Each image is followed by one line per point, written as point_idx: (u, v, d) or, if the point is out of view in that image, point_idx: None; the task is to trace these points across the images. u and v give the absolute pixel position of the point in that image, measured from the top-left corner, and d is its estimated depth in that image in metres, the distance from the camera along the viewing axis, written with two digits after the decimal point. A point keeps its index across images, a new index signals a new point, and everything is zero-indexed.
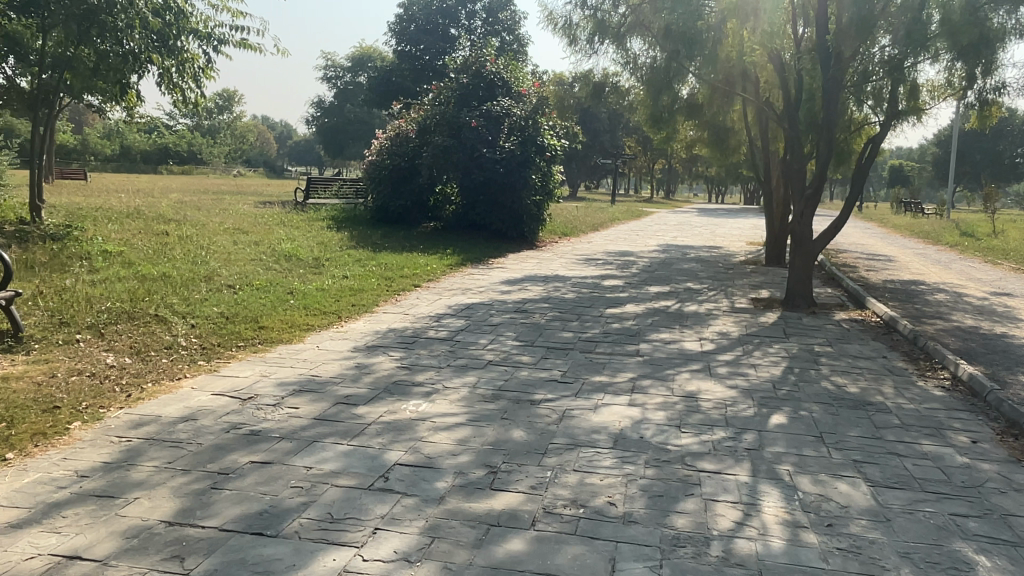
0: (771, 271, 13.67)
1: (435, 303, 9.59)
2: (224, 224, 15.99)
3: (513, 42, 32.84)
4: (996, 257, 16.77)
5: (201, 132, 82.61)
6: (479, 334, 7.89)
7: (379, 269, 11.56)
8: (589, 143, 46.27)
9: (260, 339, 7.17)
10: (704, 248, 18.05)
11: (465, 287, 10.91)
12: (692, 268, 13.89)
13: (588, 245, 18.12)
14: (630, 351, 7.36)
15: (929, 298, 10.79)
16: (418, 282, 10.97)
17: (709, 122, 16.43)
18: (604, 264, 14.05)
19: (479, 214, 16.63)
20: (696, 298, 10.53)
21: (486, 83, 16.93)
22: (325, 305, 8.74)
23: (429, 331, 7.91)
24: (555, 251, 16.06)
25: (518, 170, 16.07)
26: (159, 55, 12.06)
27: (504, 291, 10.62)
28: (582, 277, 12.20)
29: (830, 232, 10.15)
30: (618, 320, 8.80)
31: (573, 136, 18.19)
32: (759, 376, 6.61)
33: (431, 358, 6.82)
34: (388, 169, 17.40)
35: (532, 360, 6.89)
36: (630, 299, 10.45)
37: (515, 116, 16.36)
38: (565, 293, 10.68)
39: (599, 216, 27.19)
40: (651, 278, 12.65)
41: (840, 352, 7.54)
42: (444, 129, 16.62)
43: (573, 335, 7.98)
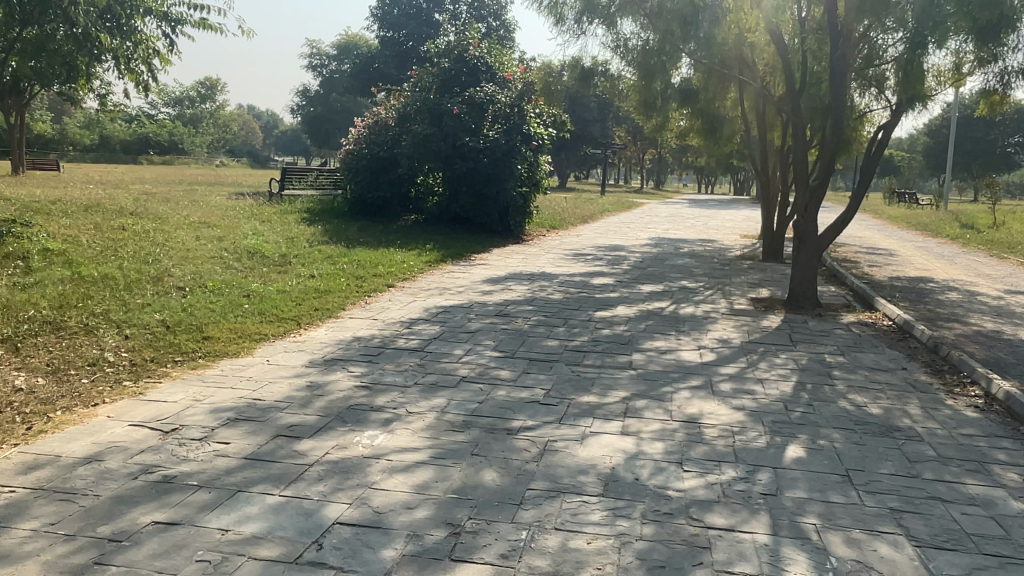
0: (770, 267, 12.88)
1: (407, 306, 8.74)
2: (191, 217, 15.09)
3: (500, 28, 31.80)
4: (1002, 251, 16.05)
5: (183, 122, 81.09)
6: (453, 343, 7.06)
7: (350, 266, 10.72)
8: (579, 132, 45.36)
9: (201, 353, 6.35)
10: (698, 241, 17.24)
11: (443, 286, 10.05)
12: (686, 265, 13.11)
13: (577, 238, 17.28)
14: (623, 363, 6.55)
15: (942, 298, 10.03)
16: (392, 281, 10.13)
17: (703, 110, 15.59)
18: (594, 260, 13.24)
19: (462, 207, 15.73)
20: (693, 299, 9.73)
21: (469, 68, 16.04)
22: (283, 310, 7.91)
23: (398, 340, 7.07)
24: (542, 246, 15.23)
25: (504, 160, 15.21)
26: (110, 35, 10.94)
27: (485, 291, 9.78)
28: (570, 275, 11.37)
29: (836, 227, 9.36)
30: (608, 326, 7.99)
31: (561, 125, 17.29)
32: (768, 394, 5.82)
33: (395, 374, 5.98)
34: (366, 159, 16.46)
35: (511, 376, 6.07)
36: (621, 300, 9.63)
37: (500, 102, 15.49)
38: (552, 293, 9.85)
39: (588, 208, 26.36)
40: (643, 275, 11.84)
41: (856, 363, 6.76)
42: (425, 117, 15.76)
43: (559, 344, 7.17)
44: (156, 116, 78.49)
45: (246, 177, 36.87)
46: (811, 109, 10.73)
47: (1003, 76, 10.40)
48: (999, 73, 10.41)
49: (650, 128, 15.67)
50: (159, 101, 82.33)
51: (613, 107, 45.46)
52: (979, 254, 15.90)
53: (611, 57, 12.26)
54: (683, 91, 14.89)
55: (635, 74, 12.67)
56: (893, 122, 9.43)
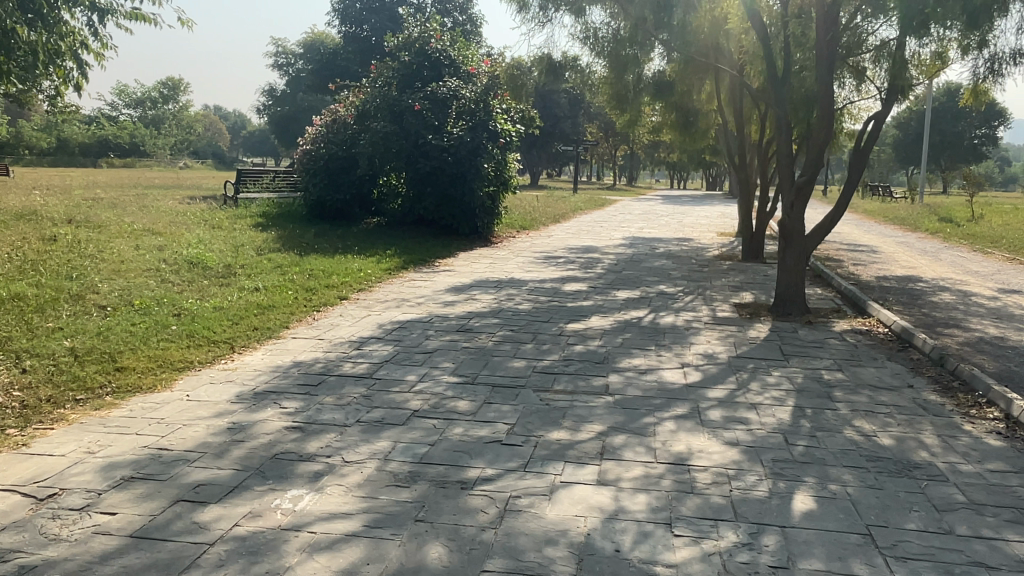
0: (752, 268, 12.20)
1: (359, 322, 7.89)
2: (134, 224, 14.07)
3: (466, 23, 30.92)
4: (986, 245, 15.57)
5: (146, 123, 79.05)
6: (406, 367, 6.23)
7: (301, 277, 9.84)
8: (550, 128, 44.60)
9: (110, 389, 5.49)
10: (674, 241, 16.55)
11: (401, 297, 9.21)
12: (663, 267, 12.39)
13: (549, 239, 16.50)
14: (599, 388, 5.77)
15: (935, 300, 9.42)
16: (346, 292, 9.28)
17: (677, 103, 14.86)
18: (566, 264, 12.48)
19: (426, 209, 14.86)
20: (673, 306, 8.99)
21: (431, 63, 15.19)
22: (216, 331, 7.04)
23: (343, 365, 6.22)
24: (511, 249, 14.45)
25: (469, 159, 14.39)
26: (36, 34, 9.66)
27: (447, 302, 8.96)
28: (540, 282, 10.58)
29: (824, 225, 8.70)
30: (581, 341, 7.22)
31: (529, 121, 16.45)
32: (764, 423, 5.09)
33: (334, 409, 5.15)
34: (324, 159, 15.54)
35: (471, 408, 5.26)
36: (595, 309, 8.87)
37: (464, 98, 14.69)
38: (520, 303, 9.05)
39: (560, 207, 25.60)
40: (618, 280, 11.09)
41: (857, 381, 6.05)
42: (385, 114, 14.78)
43: (527, 365, 6.38)
44: (116, 118, 76.36)
45: (209, 179, 35.59)
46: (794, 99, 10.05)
47: (994, 64, 9.70)
48: (988, 60, 9.72)
49: (622, 123, 14.93)
50: (119, 102, 80.11)
51: (584, 103, 44.87)
52: (963, 249, 15.40)
53: (580, 48, 11.46)
54: (657, 83, 14.17)
55: (608, 66, 11.90)
56: (884, 111, 8.77)
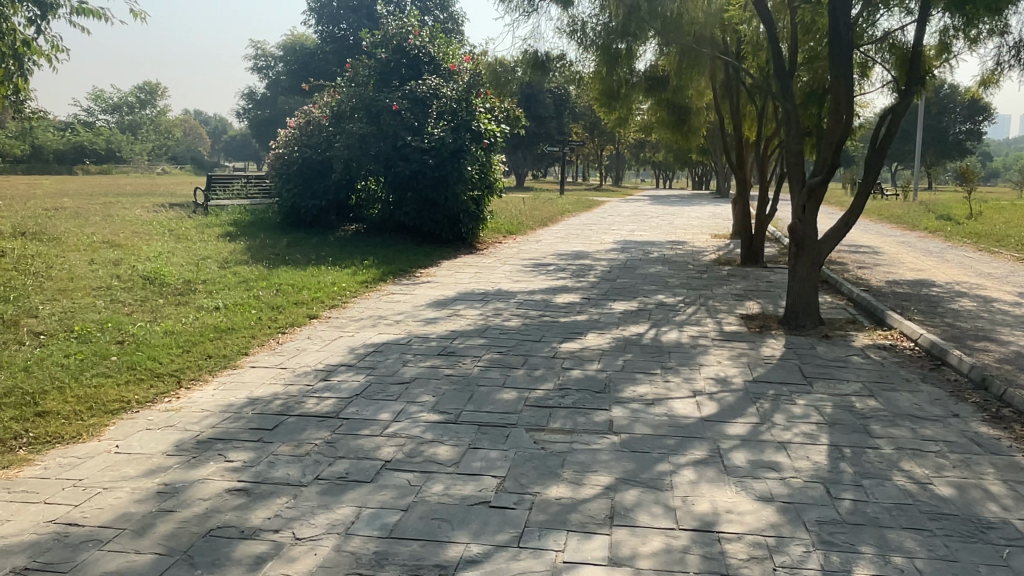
0: (754, 274, 11.48)
1: (329, 346, 7.05)
2: (93, 236, 13.14)
3: (447, 21, 30.11)
4: (992, 244, 14.94)
5: (123, 129, 77.60)
6: (378, 401, 5.41)
7: (268, 292, 9.00)
8: (535, 129, 43.81)
9: (26, 440, 4.64)
10: (668, 244, 15.79)
11: (378, 313, 8.38)
12: (659, 274, 11.64)
13: (537, 245, 15.70)
14: (602, 425, 4.98)
15: (956, 307, 8.73)
16: (316, 309, 8.45)
17: (669, 99, 14.11)
18: (556, 272, 11.70)
19: (406, 215, 14.01)
20: (675, 320, 8.21)
21: (409, 60, 14.37)
22: (164, 361, 6.20)
23: (306, 403, 5.40)
24: (498, 256, 13.67)
25: (451, 161, 13.55)
26: None
27: (427, 319, 8.13)
28: (529, 293, 9.78)
29: (839, 229, 7.95)
30: (578, 364, 6.44)
31: (515, 121, 15.61)
32: (798, 467, 4.33)
33: (290, 462, 4.33)
34: (297, 164, 14.66)
35: (452, 455, 4.45)
36: (590, 324, 8.08)
37: (445, 97, 13.91)
38: (508, 319, 8.24)
39: (546, 209, 24.80)
40: (613, 289, 10.31)
41: (894, 410, 5.31)
42: (363, 115, 13.90)
43: (517, 395, 5.57)
44: (92, 123, 74.88)
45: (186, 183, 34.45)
46: (802, 93, 9.32)
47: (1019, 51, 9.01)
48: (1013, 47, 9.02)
49: (611, 122, 14.16)
50: (95, 107, 78.68)
51: (569, 102, 44.21)
52: (968, 249, 14.76)
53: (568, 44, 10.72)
54: (649, 79, 13.41)
55: (598, 62, 11.14)
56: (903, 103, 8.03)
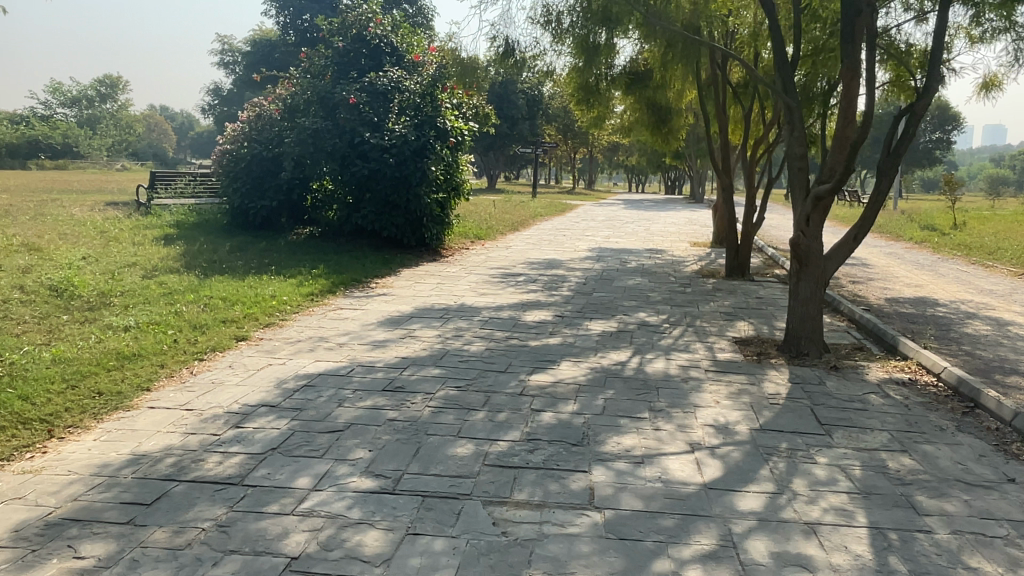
0: (741, 289, 10.54)
1: (253, 377, 5.90)
2: (11, 237, 11.78)
3: (416, 15, 28.96)
4: (984, 257, 14.20)
5: (81, 123, 75.00)
6: (298, 459, 4.28)
7: (193, 308, 7.80)
8: (507, 129, 42.77)
9: None
10: (646, 253, 14.83)
11: (319, 335, 7.23)
12: (639, 287, 10.64)
13: (507, 252, 14.64)
14: (580, 495, 3.90)
15: (971, 332, 7.84)
16: (247, 329, 7.28)
17: (649, 98, 13.12)
18: (526, 284, 10.65)
19: (365, 218, 12.79)
20: (661, 345, 7.18)
21: (370, 49, 13.19)
22: (40, 401, 5.01)
23: (205, 464, 4.26)
24: (464, 264, 12.59)
25: (413, 160, 12.35)
26: None
27: (375, 342, 6.99)
28: (495, 309, 8.69)
29: (846, 244, 6.99)
30: (550, 403, 5.37)
31: (484, 118, 14.46)
32: (837, 566, 3.29)
33: (159, 562, 3.19)
34: (245, 161, 13.39)
35: (383, 547, 3.35)
36: (564, 349, 7.01)
37: (408, 90, 12.78)
38: (470, 341, 7.14)
39: (518, 213, 23.75)
40: (589, 305, 9.27)
41: (938, 473, 4.32)
42: (317, 108, 12.69)
43: (475, 449, 4.48)
44: (49, 117, 72.26)
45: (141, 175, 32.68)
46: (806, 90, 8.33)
47: None
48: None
49: (588, 121, 13.08)
50: (53, 100, 76.03)
51: (542, 103, 43.28)
52: (960, 262, 14.01)
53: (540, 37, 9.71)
54: (627, 76, 12.41)
55: (575, 54, 10.10)
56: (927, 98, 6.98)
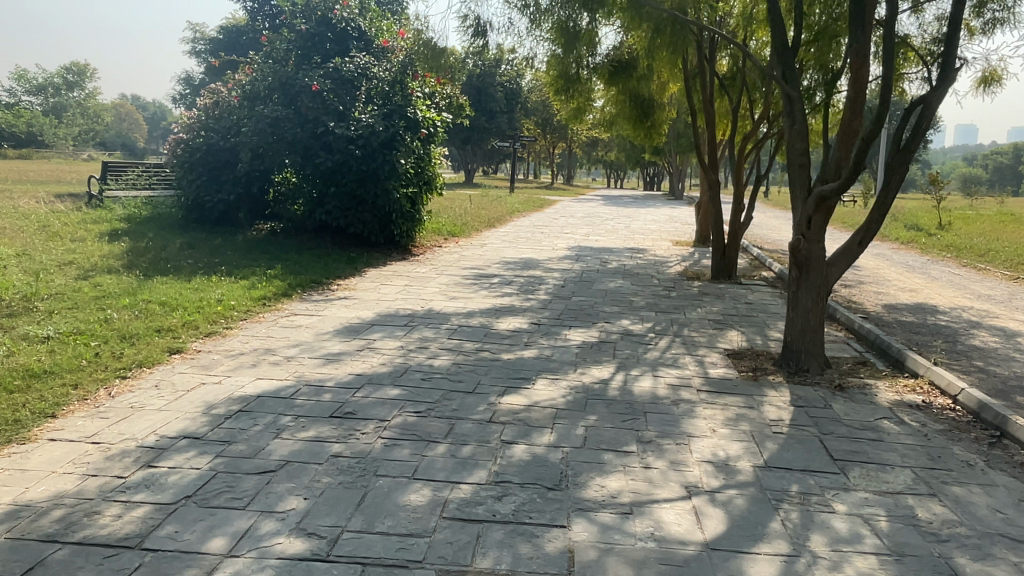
0: (730, 293, 9.91)
1: (180, 400, 5.11)
2: None
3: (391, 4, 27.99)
4: (975, 259, 13.76)
5: (46, 112, 72.86)
6: (215, 513, 3.54)
7: (126, 314, 6.98)
8: (484, 122, 41.96)
9: None
10: (627, 252, 14.17)
11: (265, 346, 6.45)
12: (621, 290, 9.97)
13: (482, 250, 13.90)
14: (556, 560, 3.20)
15: (979, 344, 7.27)
16: (185, 339, 6.49)
17: (632, 90, 12.45)
18: (500, 286, 9.93)
19: (329, 214, 12.01)
20: (647, 358, 6.50)
21: (336, 33, 12.37)
22: None
23: (100, 519, 3.49)
24: (435, 263, 11.86)
25: (381, 152, 11.56)
26: None
27: (328, 355, 6.22)
28: (466, 315, 7.95)
29: (850, 249, 6.30)
30: (522, 432, 4.65)
31: (458, 109, 13.70)
32: None
33: None
34: (199, 151, 12.48)
35: None
36: (540, 363, 6.30)
37: (377, 77, 11.98)
38: (435, 354, 6.40)
39: (494, 208, 23.02)
40: (568, 311, 8.56)
41: (977, 525, 3.68)
42: (278, 95, 11.84)
43: (431, 497, 3.75)
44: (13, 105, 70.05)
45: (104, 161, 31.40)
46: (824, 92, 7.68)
47: None
48: None
49: (567, 112, 12.38)
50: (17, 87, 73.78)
51: (520, 97, 42.48)
52: (951, 264, 13.55)
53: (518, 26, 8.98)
54: (609, 66, 11.74)
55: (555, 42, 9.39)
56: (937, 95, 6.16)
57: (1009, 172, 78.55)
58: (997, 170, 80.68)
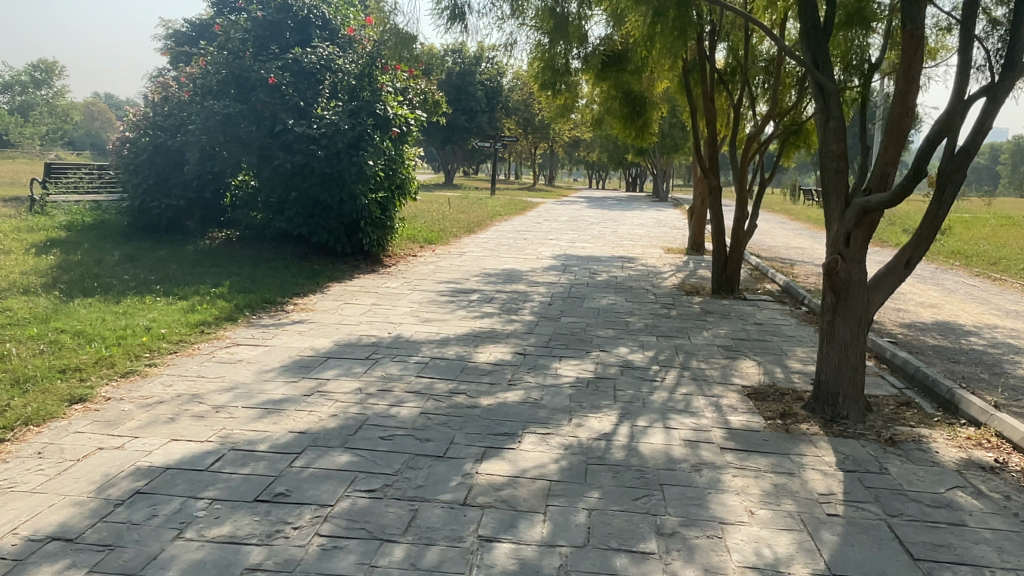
0: (736, 311, 8.90)
1: (64, 474, 3.95)
2: None
3: None
4: (987, 268, 12.91)
5: (12, 111, 70.67)
6: None
7: (27, 350, 5.78)
8: (463, 121, 40.87)
9: None
10: (617, 261, 13.13)
11: (192, 392, 5.29)
12: (614, 308, 8.91)
13: (460, 259, 12.77)
14: None
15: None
16: (93, 383, 5.31)
17: (623, 86, 11.43)
18: (480, 304, 8.84)
19: (289, 221, 10.85)
20: (654, 402, 5.43)
21: (297, 21, 11.22)
22: None
23: None
24: (408, 276, 10.76)
25: (347, 153, 10.49)
26: None
27: (267, 403, 5.08)
28: (438, 344, 6.84)
29: (896, 272, 5.29)
30: (506, 521, 3.55)
31: (433, 106, 12.66)
32: None
33: None
34: (145, 152, 11.25)
35: None
36: (526, 410, 5.21)
37: (343, 70, 10.84)
38: (399, 399, 5.29)
39: (474, 212, 21.96)
40: (556, 336, 7.46)
41: None
42: (232, 89, 10.63)
43: None
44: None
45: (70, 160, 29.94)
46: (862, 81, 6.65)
47: None
48: None
49: (550, 111, 11.30)
50: None
51: (501, 96, 41.45)
52: (963, 273, 12.69)
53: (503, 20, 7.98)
54: (598, 58, 10.74)
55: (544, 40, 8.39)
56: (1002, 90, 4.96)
57: (988, 173, 78.86)
58: (976, 171, 80.96)
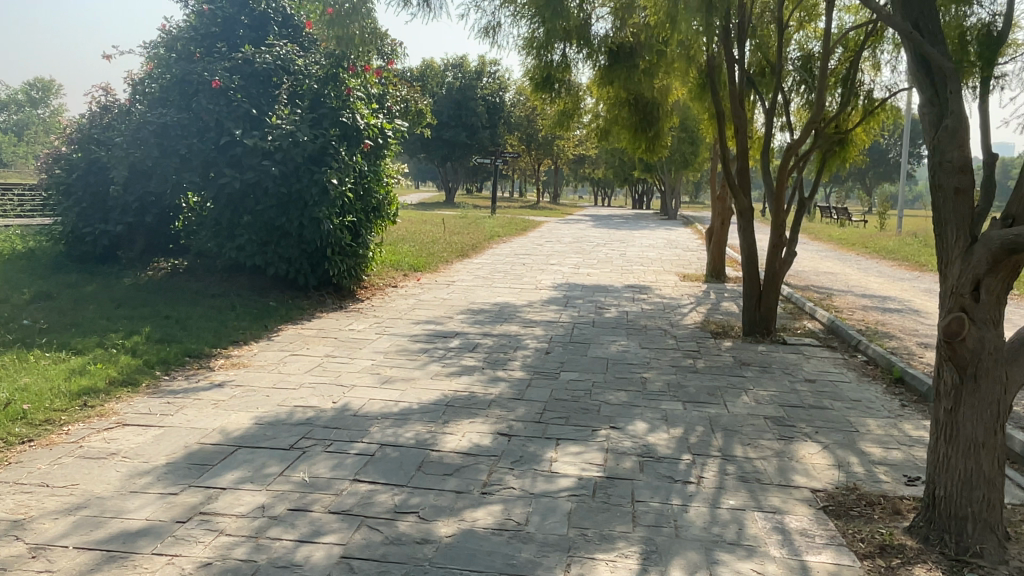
0: (777, 361, 7.20)
1: None
2: None
3: None
4: None
5: (12, 130, 69.93)
6: None
7: None
8: (465, 137, 39.54)
9: None
10: (629, 292, 11.46)
11: (13, 518, 3.61)
12: (628, 358, 7.21)
13: (448, 291, 11.12)
14: None
15: None
16: None
17: (631, 91, 9.81)
18: (461, 354, 7.16)
19: (241, 249, 9.11)
20: (692, 528, 3.71)
21: (255, 16, 9.67)
22: None
23: None
24: (382, 313, 9.09)
25: (308, 170, 8.88)
26: None
27: (114, 541, 3.40)
28: (396, 421, 5.15)
29: None
30: None
31: (417, 117, 11.13)
32: None
33: None
34: (77, 169, 9.65)
35: None
36: (504, 544, 3.50)
37: (305, 72, 9.26)
38: (315, 527, 3.58)
39: (472, 233, 20.42)
40: (553, 403, 5.76)
41: None
42: (173, 96, 8.95)
43: None
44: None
45: None
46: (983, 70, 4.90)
47: None
48: None
49: (548, 121, 9.70)
50: None
51: (503, 112, 40.17)
52: None
53: None
54: (605, 53, 9.14)
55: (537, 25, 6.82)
56: None
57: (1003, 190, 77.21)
58: None
